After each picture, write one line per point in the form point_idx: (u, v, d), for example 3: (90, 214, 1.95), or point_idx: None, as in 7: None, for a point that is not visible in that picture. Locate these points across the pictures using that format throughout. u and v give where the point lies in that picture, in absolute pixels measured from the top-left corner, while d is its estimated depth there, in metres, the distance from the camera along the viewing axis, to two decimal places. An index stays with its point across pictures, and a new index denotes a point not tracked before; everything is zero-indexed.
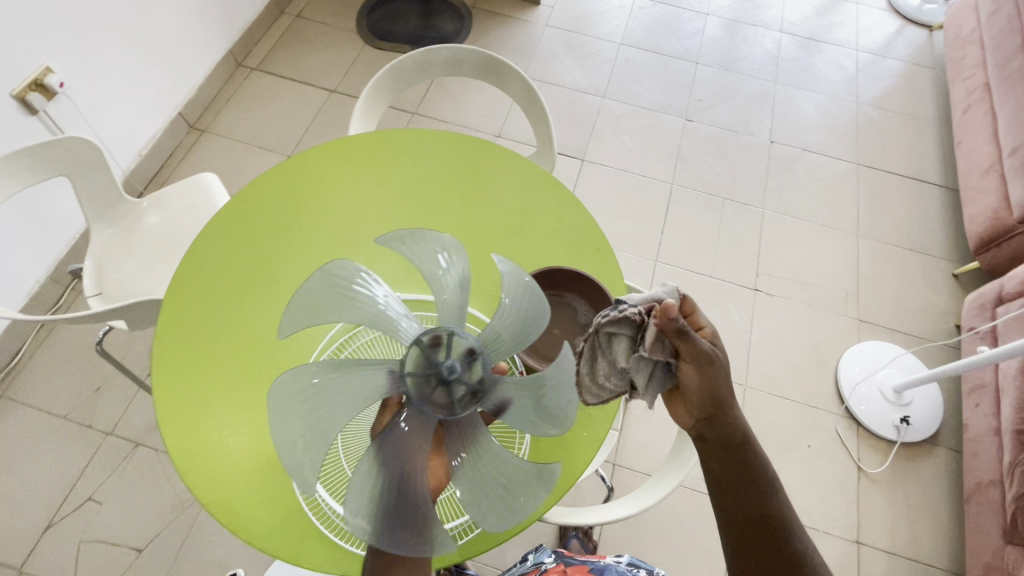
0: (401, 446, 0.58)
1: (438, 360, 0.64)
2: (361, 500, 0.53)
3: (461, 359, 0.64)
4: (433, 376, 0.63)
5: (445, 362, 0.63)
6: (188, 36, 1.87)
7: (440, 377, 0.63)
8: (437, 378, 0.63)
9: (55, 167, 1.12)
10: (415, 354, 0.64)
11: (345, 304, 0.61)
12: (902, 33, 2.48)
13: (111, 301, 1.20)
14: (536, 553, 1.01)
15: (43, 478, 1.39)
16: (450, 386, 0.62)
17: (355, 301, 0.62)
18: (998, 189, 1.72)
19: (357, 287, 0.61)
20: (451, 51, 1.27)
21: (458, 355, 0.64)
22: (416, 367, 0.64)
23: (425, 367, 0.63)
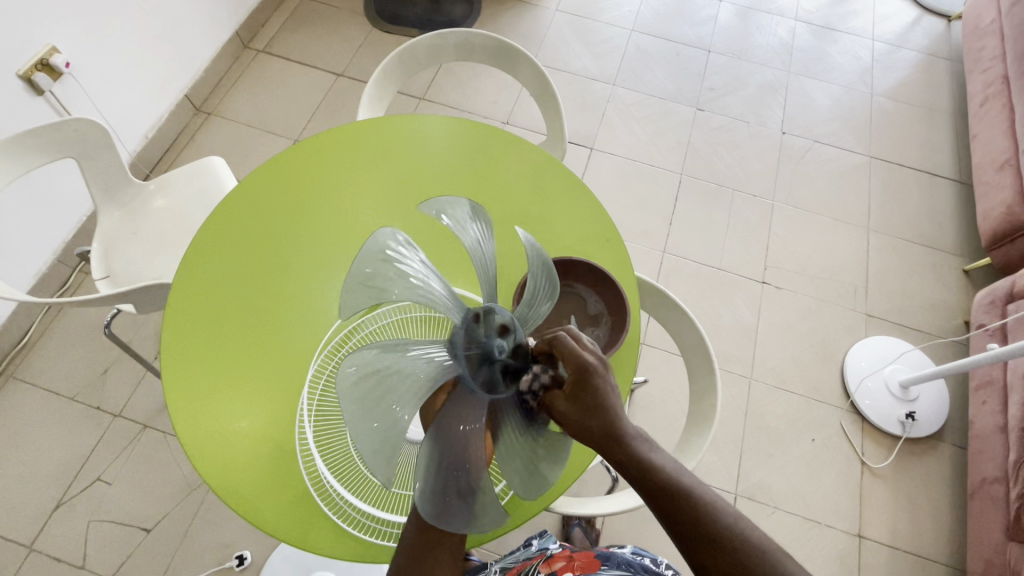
0: (458, 428, 0.51)
1: (482, 337, 0.54)
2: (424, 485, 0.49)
3: (504, 335, 0.56)
4: (479, 355, 0.54)
5: (492, 341, 0.54)
6: (194, 17, 1.85)
7: (486, 355, 0.54)
8: (481, 357, 0.54)
9: (62, 148, 1.11)
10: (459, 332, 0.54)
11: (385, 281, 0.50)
12: (919, 22, 2.43)
13: (119, 285, 1.20)
14: (542, 539, 1.02)
15: (52, 457, 1.40)
16: (495, 365, 0.55)
17: (397, 275, 0.50)
18: (1013, 184, 1.69)
19: (394, 257, 0.50)
20: (462, 36, 1.26)
21: (500, 331, 0.55)
22: (464, 346, 0.53)
23: (471, 345, 0.53)
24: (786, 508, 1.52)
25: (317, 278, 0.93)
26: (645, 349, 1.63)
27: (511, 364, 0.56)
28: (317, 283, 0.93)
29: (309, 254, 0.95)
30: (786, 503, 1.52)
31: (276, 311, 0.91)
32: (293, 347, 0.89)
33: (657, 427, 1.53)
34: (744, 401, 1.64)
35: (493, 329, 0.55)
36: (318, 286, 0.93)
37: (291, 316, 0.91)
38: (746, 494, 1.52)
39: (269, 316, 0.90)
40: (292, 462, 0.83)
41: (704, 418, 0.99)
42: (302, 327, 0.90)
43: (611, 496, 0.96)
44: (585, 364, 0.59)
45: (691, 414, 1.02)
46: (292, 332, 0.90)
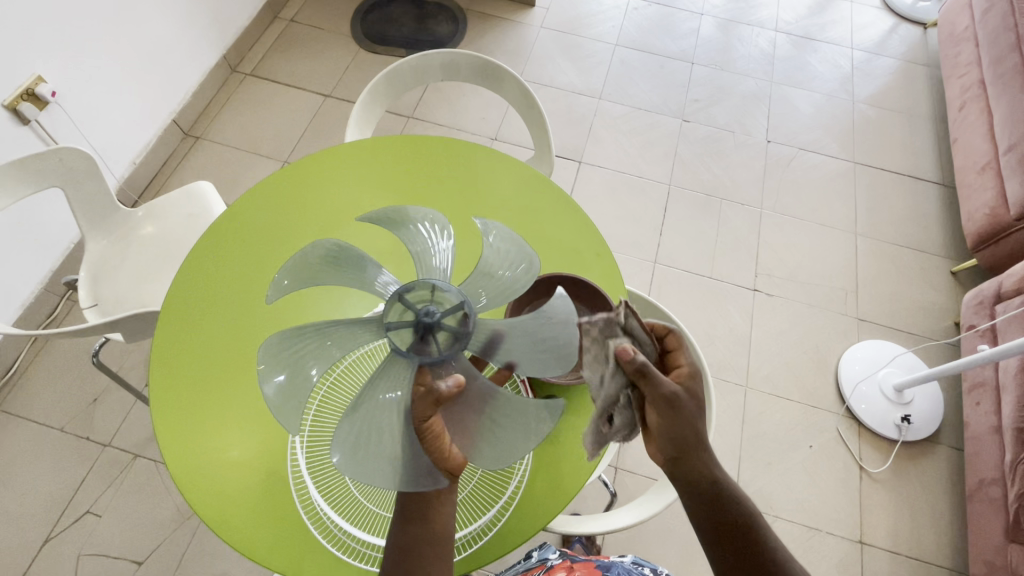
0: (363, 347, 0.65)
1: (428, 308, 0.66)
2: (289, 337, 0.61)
3: (453, 321, 0.65)
4: (419, 326, 0.64)
5: (435, 313, 0.65)
6: (181, 43, 1.86)
7: (426, 322, 0.64)
8: (421, 328, 0.64)
9: (48, 177, 1.11)
10: (393, 302, 0.67)
11: (336, 274, 0.68)
12: (897, 30, 2.48)
13: (108, 313, 1.19)
14: (541, 549, 1.00)
15: (41, 490, 1.38)
16: (429, 330, 0.64)
17: (351, 273, 0.69)
18: (995, 186, 1.72)
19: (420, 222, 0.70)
20: (447, 56, 1.26)
21: (451, 318, 0.66)
22: (404, 316, 0.66)
23: (411, 317, 0.65)
24: (786, 516, 1.51)
25: (306, 303, 0.93)
26: None
27: (456, 331, 0.65)
28: (306, 309, 0.93)
29: None
30: (786, 511, 1.52)
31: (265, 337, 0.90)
32: None
33: None
34: (740, 409, 1.64)
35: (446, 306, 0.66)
36: (308, 312, 0.93)
37: None
38: None
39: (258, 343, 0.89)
40: (285, 490, 0.82)
41: None
42: None
43: (609, 512, 0.96)
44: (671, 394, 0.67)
45: None
46: None
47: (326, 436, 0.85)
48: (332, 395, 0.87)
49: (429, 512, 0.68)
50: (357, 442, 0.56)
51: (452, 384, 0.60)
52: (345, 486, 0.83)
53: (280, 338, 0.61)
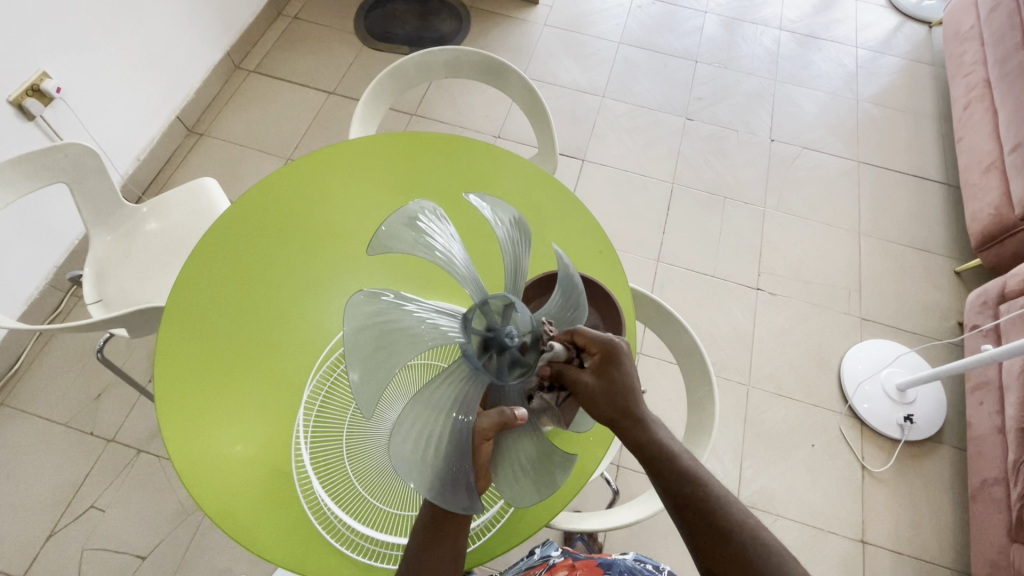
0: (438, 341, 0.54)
1: (500, 326, 0.56)
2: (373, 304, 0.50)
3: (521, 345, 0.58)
4: (490, 342, 0.56)
5: (512, 335, 0.56)
6: (186, 39, 1.87)
7: (500, 342, 0.56)
8: (493, 344, 0.56)
9: (53, 173, 1.11)
10: (475, 312, 0.57)
11: (411, 243, 0.56)
12: (901, 29, 2.48)
13: (113, 308, 1.19)
14: (542, 546, 0.99)
15: (45, 484, 1.38)
16: (502, 352, 0.56)
17: (422, 242, 0.57)
18: (1000, 186, 1.71)
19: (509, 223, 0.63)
20: (451, 53, 1.27)
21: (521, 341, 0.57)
22: (479, 326, 0.56)
23: (483, 328, 0.56)
24: (788, 515, 1.51)
25: (311, 299, 0.93)
26: (642, 358, 1.63)
27: (525, 359, 0.58)
28: (311, 305, 0.93)
29: (301, 276, 0.95)
30: (788, 510, 1.52)
31: (270, 332, 0.90)
32: (288, 364, 0.89)
33: None
34: (743, 408, 1.64)
35: (520, 328, 0.58)
36: (313, 309, 0.93)
37: (286, 337, 0.91)
38: (748, 502, 1.51)
39: (264, 339, 0.90)
40: (289, 486, 0.82)
41: (703, 428, 0.99)
42: (296, 347, 0.90)
43: (611, 509, 0.96)
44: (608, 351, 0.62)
45: (690, 424, 1.01)
46: (286, 353, 0.90)
47: (329, 431, 0.85)
48: (335, 393, 0.88)
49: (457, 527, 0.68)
50: (421, 455, 0.49)
51: (520, 414, 0.56)
52: (349, 482, 0.83)
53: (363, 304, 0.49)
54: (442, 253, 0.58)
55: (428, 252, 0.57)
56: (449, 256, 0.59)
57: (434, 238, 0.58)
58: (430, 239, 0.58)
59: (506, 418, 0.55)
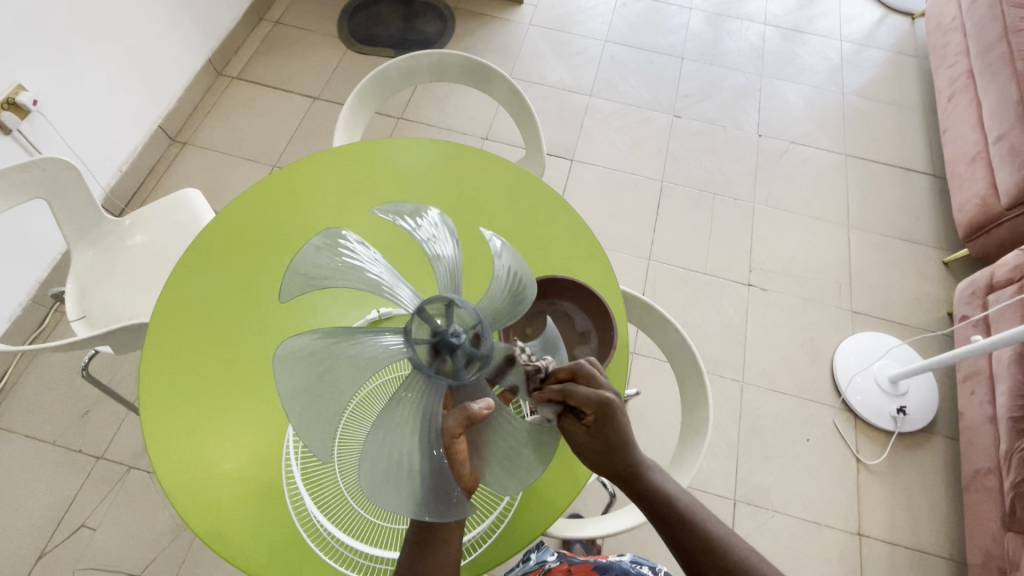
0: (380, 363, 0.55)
1: (441, 328, 0.55)
2: (306, 342, 0.51)
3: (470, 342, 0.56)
4: (437, 346, 0.55)
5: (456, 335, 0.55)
6: (166, 47, 1.84)
7: (446, 343, 0.55)
8: (441, 348, 0.55)
9: (31, 189, 1.09)
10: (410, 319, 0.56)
11: (332, 275, 0.56)
12: (884, 21, 2.49)
13: (97, 325, 1.17)
14: (538, 551, 0.97)
15: (34, 504, 1.36)
16: (453, 354, 0.55)
17: (344, 271, 0.57)
18: (985, 176, 1.73)
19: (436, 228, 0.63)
20: (435, 57, 1.25)
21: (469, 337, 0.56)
22: (424, 334, 0.55)
23: (422, 342, 0.55)
24: (785, 511, 1.51)
25: (297, 311, 0.91)
26: (635, 358, 1.62)
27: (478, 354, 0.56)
28: (299, 316, 0.91)
29: (289, 287, 0.93)
30: (785, 506, 1.52)
31: (255, 347, 0.88)
32: (276, 379, 0.87)
33: (652, 437, 1.52)
34: (737, 405, 1.64)
35: (458, 319, 0.56)
36: (301, 320, 0.91)
37: (274, 351, 0.89)
38: (745, 499, 1.52)
39: (249, 353, 0.88)
40: (281, 504, 0.80)
41: (697, 430, 0.98)
42: None
43: (609, 514, 0.95)
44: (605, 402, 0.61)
45: (684, 425, 1.01)
46: (273, 366, 0.88)
47: None
48: None
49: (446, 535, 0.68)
50: (385, 469, 0.50)
51: (484, 406, 0.55)
52: (344, 498, 0.81)
53: (293, 346, 0.50)
54: (370, 273, 0.59)
55: (357, 277, 0.58)
56: (376, 274, 0.59)
57: (355, 269, 0.57)
58: (349, 269, 0.57)
59: (470, 415, 0.55)
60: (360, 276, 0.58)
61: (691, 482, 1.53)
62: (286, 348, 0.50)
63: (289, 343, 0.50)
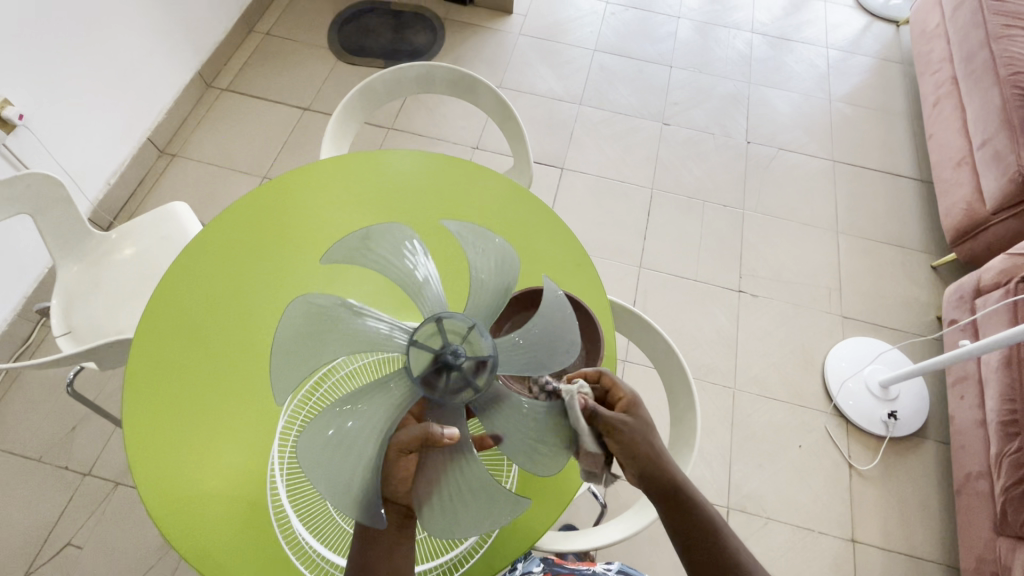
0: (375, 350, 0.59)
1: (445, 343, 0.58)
2: (320, 306, 0.57)
3: (471, 367, 0.57)
4: (439, 361, 0.57)
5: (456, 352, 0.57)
6: (155, 59, 1.84)
7: (445, 360, 0.57)
8: (442, 364, 0.57)
9: (16, 205, 1.08)
10: (429, 326, 0.59)
11: (382, 259, 0.62)
12: (870, 29, 2.52)
13: (82, 341, 1.16)
14: (524, 562, 0.97)
15: (18, 523, 1.34)
16: (447, 368, 0.57)
17: (393, 262, 0.62)
18: (971, 181, 1.74)
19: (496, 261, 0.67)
20: (422, 69, 1.25)
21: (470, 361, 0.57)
22: (432, 343, 0.58)
23: (430, 352, 0.57)
24: (778, 518, 1.51)
25: None
26: (628, 366, 1.62)
27: (467, 379, 0.57)
28: None
29: (274, 300, 0.92)
30: (778, 512, 1.52)
31: (241, 361, 0.88)
32: (263, 395, 0.86)
33: None
34: (729, 412, 1.64)
35: (473, 344, 0.58)
36: None
37: (259, 366, 0.88)
38: (738, 507, 1.51)
39: (235, 366, 0.87)
40: (266, 522, 0.80)
41: (686, 441, 0.98)
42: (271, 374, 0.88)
43: (596, 527, 0.95)
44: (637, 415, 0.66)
45: (673, 436, 1.01)
46: (260, 380, 0.87)
47: None
48: (312, 420, 0.85)
49: (396, 537, 0.63)
50: (326, 449, 0.51)
51: (447, 434, 0.55)
52: (327, 512, 0.81)
53: (309, 301, 0.57)
54: (414, 274, 0.64)
55: (401, 271, 0.63)
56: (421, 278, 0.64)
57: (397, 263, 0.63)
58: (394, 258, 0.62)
59: (431, 436, 0.54)
60: (396, 269, 0.63)
61: None
62: (299, 305, 0.56)
63: (303, 301, 0.57)
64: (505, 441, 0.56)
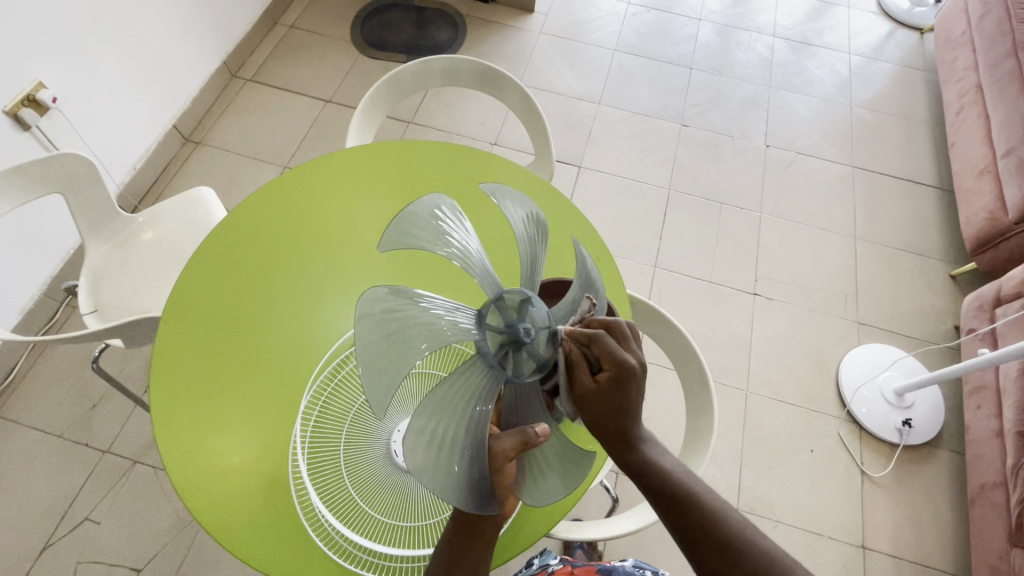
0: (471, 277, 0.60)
1: (518, 325, 0.57)
2: (445, 214, 0.60)
3: (531, 369, 0.58)
4: (507, 339, 0.57)
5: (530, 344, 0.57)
6: (182, 48, 1.87)
7: (515, 339, 0.57)
8: (510, 340, 0.57)
9: (50, 183, 1.11)
10: (516, 295, 0.58)
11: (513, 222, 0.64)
12: (893, 35, 2.50)
13: (108, 319, 1.18)
14: (541, 555, 0.99)
15: (39, 495, 1.37)
16: (521, 354, 0.57)
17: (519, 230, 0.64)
18: (993, 190, 1.73)
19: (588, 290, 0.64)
20: (447, 62, 1.27)
21: (530, 364, 0.58)
22: (496, 323, 0.58)
23: (499, 323, 0.57)
24: (788, 521, 1.50)
25: (309, 309, 0.93)
26: None
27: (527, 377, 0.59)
28: (309, 312, 0.93)
29: (298, 283, 0.95)
30: (788, 516, 1.51)
31: (266, 341, 0.90)
32: (287, 376, 0.88)
33: (655, 443, 1.52)
34: (741, 414, 1.63)
35: (548, 344, 0.58)
36: (312, 318, 0.93)
37: (285, 346, 0.90)
38: (748, 508, 1.51)
39: (262, 346, 0.89)
40: (287, 499, 0.81)
41: (702, 437, 0.98)
42: (295, 357, 0.90)
43: (610, 519, 0.95)
44: (626, 366, 0.58)
45: (689, 431, 1.01)
46: (285, 361, 0.89)
47: (327, 442, 0.84)
48: (334, 400, 0.87)
49: (483, 549, 0.68)
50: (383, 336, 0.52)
51: (540, 432, 0.57)
52: (347, 493, 0.82)
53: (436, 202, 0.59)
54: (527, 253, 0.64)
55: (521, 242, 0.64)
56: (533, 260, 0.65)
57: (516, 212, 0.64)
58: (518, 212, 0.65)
59: (526, 438, 0.57)
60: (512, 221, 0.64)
61: None
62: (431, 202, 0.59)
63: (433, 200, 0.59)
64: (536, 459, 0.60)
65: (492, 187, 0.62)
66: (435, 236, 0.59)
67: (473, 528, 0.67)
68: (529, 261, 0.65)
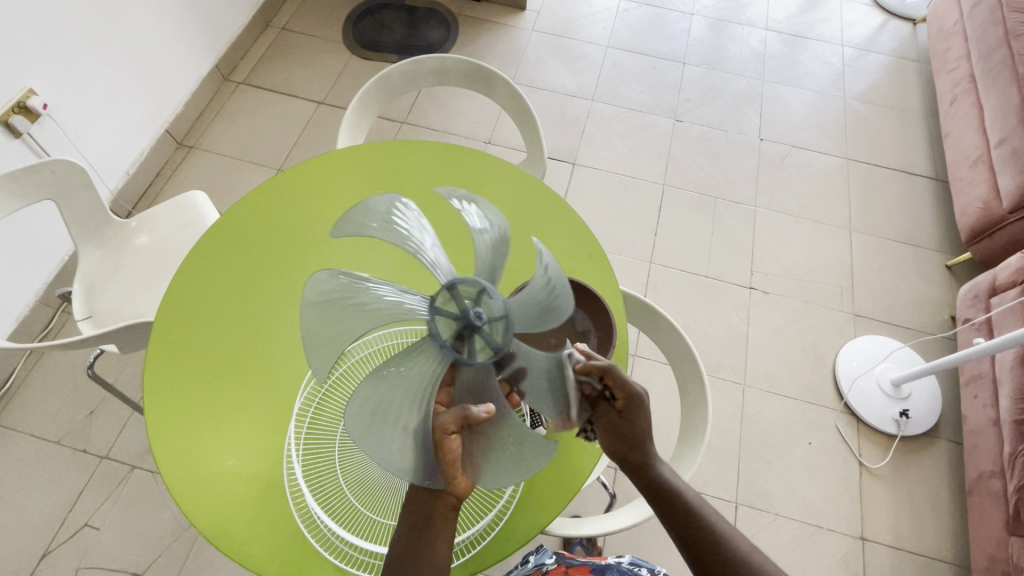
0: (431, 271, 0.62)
1: (468, 314, 0.59)
2: (404, 211, 0.63)
3: (485, 357, 0.60)
4: (461, 325, 0.59)
5: (484, 333, 0.59)
6: (174, 52, 1.87)
7: (467, 325, 0.59)
8: (462, 328, 0.59)
9: (40, 190, 1.10)
10: (471, 287, 0.60)
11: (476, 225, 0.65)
12: (886, 27, 2.50)
13: (102, 325, 1.19)
14: (536, 554, 0.97)
15: (36, 503, 1.37)
16: (472, 339, 0.59)
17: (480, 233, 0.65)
18: (987, 180, 1.73)
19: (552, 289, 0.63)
20: (437, 62, 1.27)
21: (483, 352, 0.59)
22: (450, 312, 0.59)
23: (454, 311, 0.59)
24: (786, 514, 1.51)
25: (300, 311, 0.93)
26: (637, 360, 1.63)
27: (479, 364, 0.60)
28: (299, 314, 0.92)
29: (289, 283, 0.94)
30: (787, 509, 1.51)
31: (257, 342, 0.90)
32: (280, 378, 0.88)
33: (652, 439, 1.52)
34: (738, 408, 1.64)
35: (502, 335, 0.60)
36: (301, 320, 0.92)
37: (275, 349, 0.90)
38: (747, 503, 1.51)
39: (252, 348, 0.89)
40: (282, 501, 0.81)
41: (696, 431, 0.99)
42: (288, 358, 0.89)
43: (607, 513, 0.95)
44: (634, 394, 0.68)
45: (682, 426, 1.01)
46: (276, 362, 0.89)
47: (322, 443, 0.85)
48: (328, 402, 0.88)
49: (436, 535, 0.67)
50: (328, 313, 0.56)
51: (483, 411, 0.59)
52: (344, 494, 0.82)
53: (392, 199, 0.62)
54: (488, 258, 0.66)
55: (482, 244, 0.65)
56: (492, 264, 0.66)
57: (474, 213, 0.65)
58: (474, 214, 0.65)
59: (468, 416, 0.59)
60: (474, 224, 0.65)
61: (692, 485, 1.52)
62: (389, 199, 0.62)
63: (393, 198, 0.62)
64: (491, 442, 0.60)
65: (456, 194, 0.64)
66: (389, 229, 0.61)
67: (426, 511, 0.67)
68: (488, 264, 0.66)
